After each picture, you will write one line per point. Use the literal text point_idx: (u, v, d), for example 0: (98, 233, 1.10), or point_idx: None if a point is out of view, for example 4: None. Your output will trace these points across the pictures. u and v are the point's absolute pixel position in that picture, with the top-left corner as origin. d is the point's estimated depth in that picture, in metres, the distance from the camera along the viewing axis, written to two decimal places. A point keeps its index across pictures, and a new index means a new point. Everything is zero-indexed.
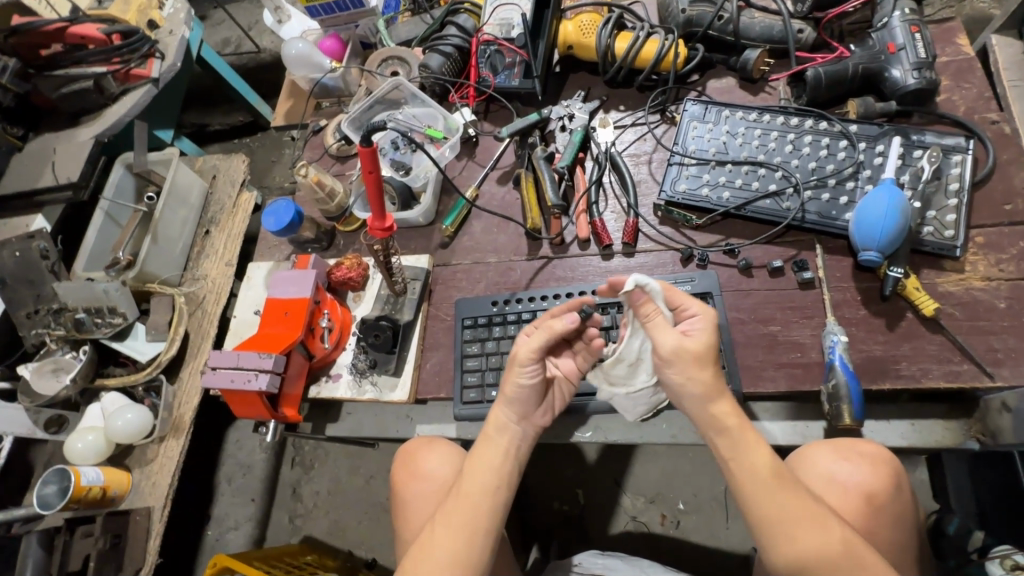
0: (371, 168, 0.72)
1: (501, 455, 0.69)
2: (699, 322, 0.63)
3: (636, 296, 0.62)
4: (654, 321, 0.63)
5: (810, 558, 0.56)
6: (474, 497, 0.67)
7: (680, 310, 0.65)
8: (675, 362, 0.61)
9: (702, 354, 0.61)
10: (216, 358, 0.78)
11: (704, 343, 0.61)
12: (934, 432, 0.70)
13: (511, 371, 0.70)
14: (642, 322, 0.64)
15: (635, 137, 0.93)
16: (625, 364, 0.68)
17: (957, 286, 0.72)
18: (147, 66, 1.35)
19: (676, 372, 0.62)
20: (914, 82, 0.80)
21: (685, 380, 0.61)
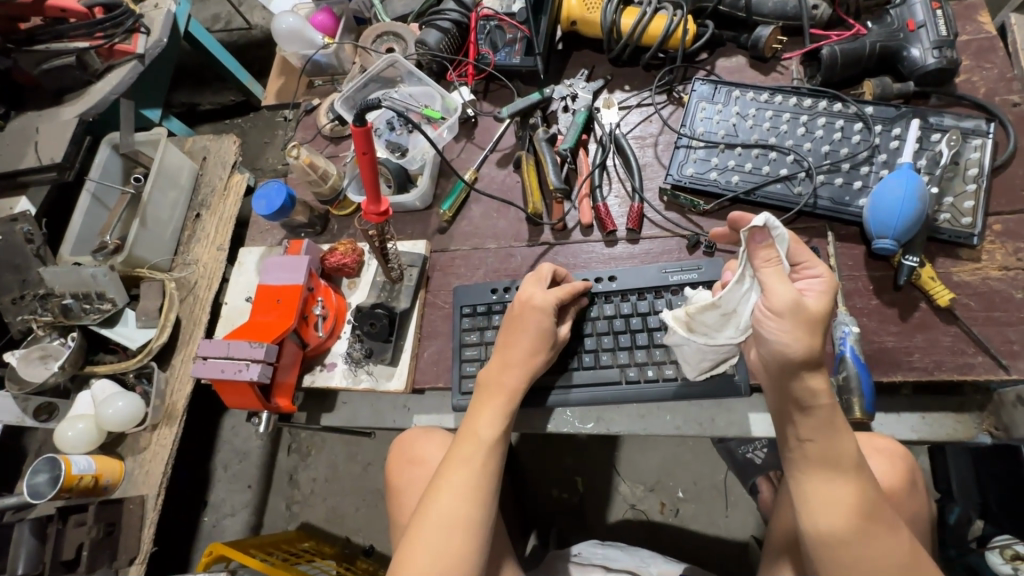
0: (366, 148, 0.68)
1: (503, 418, 0.71)
2: (819, 284, 0.57)
3: (759, 236, 0.55)
4: (770, 268, 0.55)
5: (842, 536, 0.53)
6: (478, 451, 0.69)
7: (800, 269, 0.59)
8: (786, 316, 0.53)
9: (816, 318, 0.54)
10: (205, 347, 0.75)
11: (821, 305, 0.55)
12: (946, 426, 0.68)
13: (521, 315, 0.73)
14: (757, 267, 0.56)
15: (640, 119, 0.89)
16: (718, 313, 0.61)
17: (974, 276, 0.70)
18: (132, 42, 1.30)
19: (771, 331, 0.54)
20: (934, 62, 0.76)
21: (788, 340, 0.53)
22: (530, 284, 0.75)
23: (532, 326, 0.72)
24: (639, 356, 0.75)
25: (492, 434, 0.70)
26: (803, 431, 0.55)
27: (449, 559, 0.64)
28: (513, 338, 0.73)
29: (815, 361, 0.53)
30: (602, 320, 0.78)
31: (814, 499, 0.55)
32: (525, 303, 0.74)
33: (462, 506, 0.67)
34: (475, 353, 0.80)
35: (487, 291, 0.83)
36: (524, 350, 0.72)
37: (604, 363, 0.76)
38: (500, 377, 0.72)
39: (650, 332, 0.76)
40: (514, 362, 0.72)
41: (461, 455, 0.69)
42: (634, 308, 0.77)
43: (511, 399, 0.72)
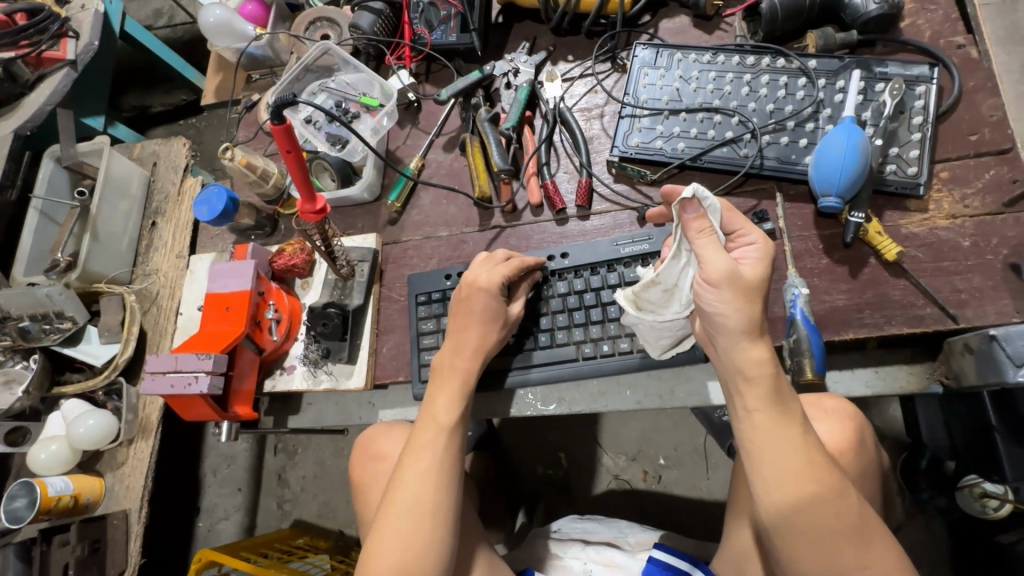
0: (290, 147, 0.65)
1: (461, 400, 0.70)
2: (756, 250, 0.58)
3: (691, 208, 0.55)
4: (704, 239, 0.56)
5: (791, 503, 0.52)
6: (433, 438, 0.68)
7: (736, 237, 0.60)
8: (722, 286, 0.55)
9: (753, 284, 0.55)
10: (153, 363, 0.73)
11: (756, 273, 0.56)
12: (897, 378, 0.69)
13: (468, 294, 0.72)
14: (692, 239, 0.57)
15: (585, 90, 0.87)
16: (660, 290, 0.62)
17: (921, 227, 0.69)
18: (60, 47, 1.24)
19: (711, 302, 0.56)
20: (876, 8, 0.74)
21: (727, 311, 0.55)
22: (478, 264, 0.74)
23: (477, 305, 0.71)
24: (593, 332, 0.75)
25: (452, 418, 0.69)
26: (750, 402, 0.54)
27: (418, 550, 0.63)
28: (464, 323, 0.72)
29: (755, 328, 0.55)
30: (557, 298, 0.77)
31: (766, 471, 0.53)
32: (474, 282, 0.72)
33: (427, 493, 0.66)
34: (433, 340, 0.80)
35: (441, 278, 0.82)
36: (477, 335, 0.71)
37: (559, 341, 0.75)
38: (453, 360, 0.71)
39: (605, 307, 0.75)
40: (467, 345, 0.71)
41: (422, 443, 0.68)
42: (587, 283, 0.76)
43: (467, 379, 0.71)
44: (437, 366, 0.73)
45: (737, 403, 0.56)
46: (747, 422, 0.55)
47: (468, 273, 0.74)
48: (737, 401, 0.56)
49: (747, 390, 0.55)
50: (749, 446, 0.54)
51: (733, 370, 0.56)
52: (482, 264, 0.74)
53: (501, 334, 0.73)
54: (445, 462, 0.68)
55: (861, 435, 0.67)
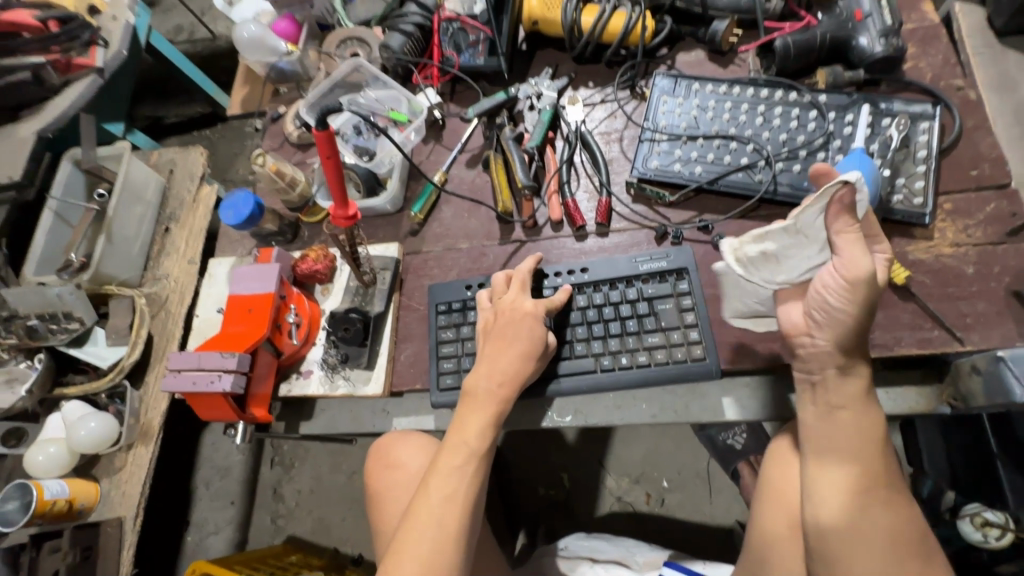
0: (330, 153, 0.68)
1: (491, 426, 0.70)
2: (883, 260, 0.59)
3: (846, 196, 0.54)
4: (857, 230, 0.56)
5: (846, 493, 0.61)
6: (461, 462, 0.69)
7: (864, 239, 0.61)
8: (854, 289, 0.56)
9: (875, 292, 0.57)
10: (176, 360, 0.74)
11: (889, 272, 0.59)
12: (907, 399, 0.70)
13: (507, 320, 0.73)
14: (835, 229, 0.56)
15: (605, 115, 0.91)
16: (767, 251, 0.63)
17: (928, 254, 0.72)
18: (89, 54, 1.27)
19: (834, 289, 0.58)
20: (882, 50, 0.79)
21: (850, 310, 0.57)
22: (516, 289, 0.76)
23: (519, 330, 0.72)
24: (612, 345, 0.76)
25: (483, 444, 0.70)
26: (836, 399, 0.61)
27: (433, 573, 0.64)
28: (502, 346, 0.72)
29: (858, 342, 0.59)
30: (577, 312, 0.79)
31: (819, 473, 0.62)
32: (521, 310, 0.74)
33: (450, 517, 0.66)
34: (452, 349, 0.81)
35: (462, 288, 0.83)
36: (502, 364, 0.71)
37: (579, 353, 0.77)
38: (485, 385, 0.71)
39: (623, 321, 0.77)
40: (506, 370, 0.71)
41: (449, 466, 0.68)
42: (606, 297, 0.78)
43: (500, 408, 0.71)
44: (467, 387, 0.72)
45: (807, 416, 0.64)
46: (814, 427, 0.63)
47: (506, 300, 0.76)
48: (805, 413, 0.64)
49: (834, 387, 0.61)
50: (813, 447, 0.63)
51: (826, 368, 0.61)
52: (518, 292, 0.76)
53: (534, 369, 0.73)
54: (471, 486, 0.68)
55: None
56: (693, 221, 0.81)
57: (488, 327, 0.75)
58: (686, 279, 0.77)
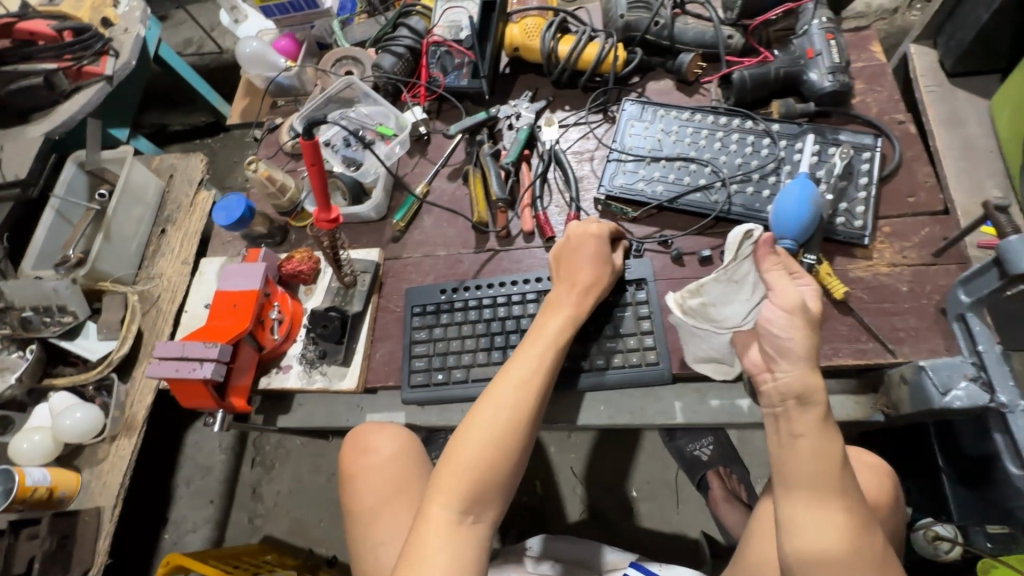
0: (315, 160, 0.74)
1: (534, 384, 0.69)
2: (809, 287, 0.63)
3: (767, 240, 0.63)
4: (774, 270, 0.62)
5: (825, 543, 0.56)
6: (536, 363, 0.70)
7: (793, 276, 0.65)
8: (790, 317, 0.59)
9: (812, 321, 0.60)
10: (161, 348, 0.78)
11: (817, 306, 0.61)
12: (845, 407, 0.74)
13: (579, 245, 0.80)
14: (763, 268, 0.63)
15: (578, 136, 0.97)
16: (700, 299, 0.70)
17: (867, 272, 0.78)
18: (100, 63, 1.34)
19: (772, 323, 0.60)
20: (829, 85, 0.86)
21: (795, 333, 0.58)
22: (590, 222, 0.82)
23: (582, 261, 0.78)
24: (573, 348, 0.81)
25: (558, 345, 0.73)
26: (798, 427, 0.59)
27: (488, 461, 0.65)
28: (567, 291, 0.77)
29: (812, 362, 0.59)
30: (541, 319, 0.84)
31: (801, 515, 0.58)
32: (586, 236, 0.80)
33: (515, 407, 0.67)
34: (424, 348, 0.85)
35: (437, 292, 0.89)
36: (556, 323, 0.74)
37: None
38: (567, 295, 0.76)
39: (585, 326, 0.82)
40: (583, 282, 0.77)
41: (515, 369, 0.70)
42: None
43: (551, 361, 0.72)
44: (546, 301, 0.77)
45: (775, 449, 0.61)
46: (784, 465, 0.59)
47: (573, 229, 0.82)
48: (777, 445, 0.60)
49: (796, 416, 0.59)
50: (786, 486, 0.59)
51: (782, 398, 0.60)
52: (594, 225, 0.82)
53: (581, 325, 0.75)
54: (539, 384, 0.70)
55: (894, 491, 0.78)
56: (654, 236, 0.87)
57: (560, 254, 0.82)
58: (644, 289, 0.82)
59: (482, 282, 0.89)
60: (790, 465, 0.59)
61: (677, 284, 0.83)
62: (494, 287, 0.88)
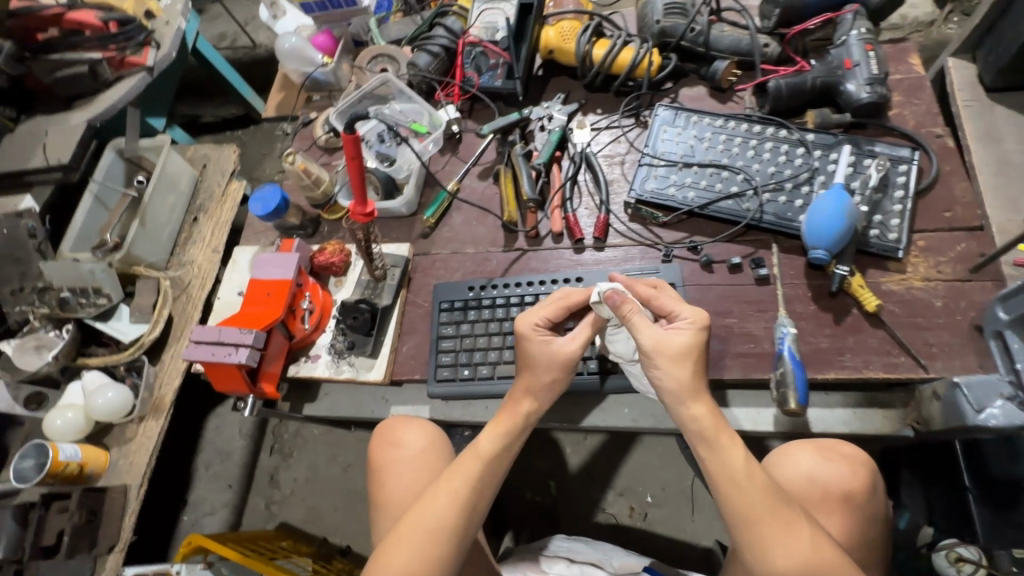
0: (354, 155, 0.75)
1: (468, 504, 0.71)
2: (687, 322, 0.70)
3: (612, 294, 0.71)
4: (635, 316, 0.70)
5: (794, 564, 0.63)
6: (475, 464, 0.73)
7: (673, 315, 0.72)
8: (658, 358, 0.68)
9: (681, 352, 0.68)
10: (198, 333, 0.81)
11: (688, 341, 0.68)
12: (874, 421, 0.73)
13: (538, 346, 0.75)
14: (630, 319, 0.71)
15: (609, 139, 0.98)
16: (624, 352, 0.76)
17: (899, 285, 0.77)
18: (142, 54, 1.37)
19: (651, 370, 0.69)
20: (867, 96, 0.86)
21: (663, 376, 0.68)
22: (539, 315, 0.77)
23: (548, 380, 0.75)
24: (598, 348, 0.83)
25: (497, 451, 0.74)
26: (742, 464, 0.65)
27: (422, 561, 0.68)
28: (522, 397, 0.75)
29: (691, 392, 0.67)
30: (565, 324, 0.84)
31: (773, 544, 0.63)
32: (554, 355, 0.74)
33: (451, 511, 0.70)
34: (451, 344, 0.86)
35: (465, 289, 0.90)
36: (495, 437, 0.74)
37: None
38: (518, 401, 0.75)
39: None
40: (540, 386, 0.75)
41: (459, 470, 0.73)
42: None
43: (493, 467, 0.74)
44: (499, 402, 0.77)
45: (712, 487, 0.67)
46: (728, 499, 0.65)
47: (528, 318, 0.77)
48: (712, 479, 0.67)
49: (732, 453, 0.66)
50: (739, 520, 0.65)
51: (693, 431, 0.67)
52: (544, 320, 0.76)
53: (524, 440, 0.76)
54: (478, 489, 0.72)
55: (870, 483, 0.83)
56: (684, 241, 0.87)
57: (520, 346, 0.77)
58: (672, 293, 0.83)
59: (510, 281, 0.89)
60: (738, 498, 0.64)
61: (705, 290, 0.83)
62: (521, 286, 0.88)
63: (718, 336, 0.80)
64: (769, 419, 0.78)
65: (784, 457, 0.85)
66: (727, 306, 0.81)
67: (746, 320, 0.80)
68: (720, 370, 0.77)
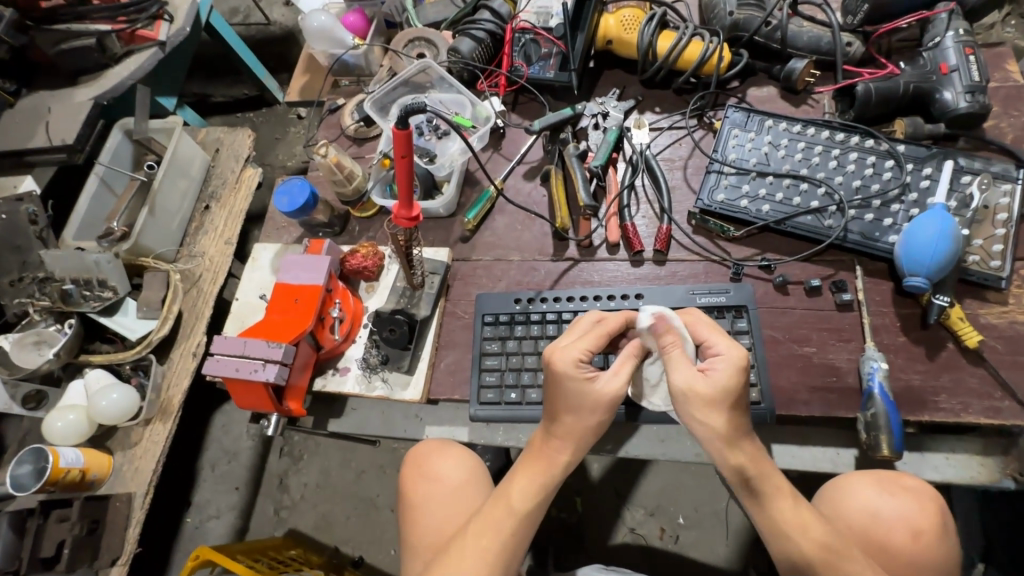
0: (404, 152, 0.67)
1: (501, 565, 0.60)
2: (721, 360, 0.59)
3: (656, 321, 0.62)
4: (675, 350, 0.60)
5: None
6: (506, 517, 0.62)
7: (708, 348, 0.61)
8: (686, 401, 0.58)
9: (715, 397, 0.57)
10: (220, 344, 0.73)
11: (725, 385, 0.57)
12: (970, 467, 0.68)
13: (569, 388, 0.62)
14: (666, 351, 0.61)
15: (670, 141, 0.90)
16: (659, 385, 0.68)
17: (1000, 319, 0.70)
18: (154, 28, 1.29)
19: (683, 416, 0.59)
20: (966, 106, 0.77)
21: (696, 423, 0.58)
22: (579, 348, 0.62)
23: (588, 425, 0.62)
24: None
25: (528, 505, 0.62)
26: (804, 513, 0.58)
27: None
28: (561, 445, 0.63)
29: (732, 439, 0.57)
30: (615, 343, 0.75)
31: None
32: (595, 398, 0.62)
33: (480, 574, 0.59)
34: (496, 363, 0.78)
35: (511, 301, 0.81)
36: (529, 488, 0.63)
37: None
38: (552, 449, 0.64)
39: None
40: (582, 434, 0.63)
41: (490, 524, 0.62)
42: None
43: (526, 521, 0.62)
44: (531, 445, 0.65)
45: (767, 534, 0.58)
46: (786, 545, 0.56)
47: (561, 353, 0.63)
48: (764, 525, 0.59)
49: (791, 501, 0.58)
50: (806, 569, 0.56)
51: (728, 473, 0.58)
52: (586, 353, 0.62)
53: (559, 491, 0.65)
54: (510, 547, 0.61)
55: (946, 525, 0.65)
56: (755, 259, 0.79)
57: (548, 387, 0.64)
58: (744, 316, 0.74)
59: (561, 294, 0.81)
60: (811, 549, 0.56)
61: (781, 314, 0.75)
62: (573, 300, 0.80)
63: (796, 367, 0.72)
64: (849, 460, 0.71)
65: (838, 486, 0.68)
66: (805, 333, 0.74)
67: (827, 350, 0.72)
68: (799, 406, 0.70)
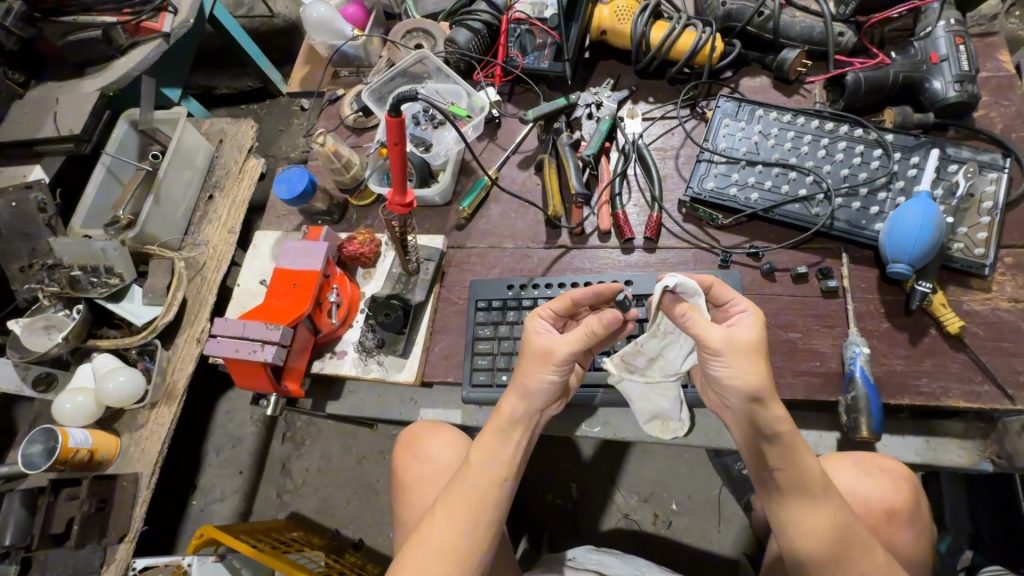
0: (398, 140, 0.69)
1: (467, 523, 0.62)
2: (748, 316, 0.60)
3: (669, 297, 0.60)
4: (692, 316, 0.58)
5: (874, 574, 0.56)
6: (468, 477, 0.64)
7: (730, 307, 0.63)
8: (726, 354, 0.56)
9: (753, 345, 0.57)
10: (220, 325, 0.75)
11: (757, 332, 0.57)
12: (949, 451, 0.69)
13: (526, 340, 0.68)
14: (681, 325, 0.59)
15: (663, 131, 0.91)
16: (645, 357, 0.68)
17: (984, 306, 0.71)
18: (159, 20, 1.30)
19: (723, 371, 0.56)
20: (954, 95, 0.78)
21: (736, 374, 0.55)
22: (543, 308, 0.71)
23: (545, 380, 0.64)
24: None
25: (485, 462, 0.64)
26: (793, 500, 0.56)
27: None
28: (505, 400, 0.66)
29: (767, 392, 0.55)
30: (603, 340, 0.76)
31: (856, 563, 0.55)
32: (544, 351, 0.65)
33: (447, 532, 0.61)
34: (488, 347, 0.80)
35: (504, 287, 0.83)
36: (487, 447, 0.64)
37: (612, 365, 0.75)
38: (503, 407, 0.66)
39: None
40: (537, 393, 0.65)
41: (456, 485, 0.64)
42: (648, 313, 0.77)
43: (490, 478, 0.63)
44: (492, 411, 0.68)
45: (782, 524, 0.57)
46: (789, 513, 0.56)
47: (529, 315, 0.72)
48: (779, 512, 0.57)
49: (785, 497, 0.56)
50: (821, 565, 0.56)
51: (754, 435, 0.57)
52: (549, 313, 0.70)
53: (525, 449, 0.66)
54: (475, 504, 0.62)
55: (914, 499, 0.69)
56: (743, 247, 0.80)
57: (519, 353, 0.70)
58: None
59: (552, 281, 0.83)
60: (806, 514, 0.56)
61: (767, 301, 0.77)
62: (564, 287, 0.82)
63: (781, 352, 0.73)
64: (831, 443, 0.73)
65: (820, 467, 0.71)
66: (790, 319, 0.75)
67: (811, 336, 0.74)
68: (783, 390, 0.71)
